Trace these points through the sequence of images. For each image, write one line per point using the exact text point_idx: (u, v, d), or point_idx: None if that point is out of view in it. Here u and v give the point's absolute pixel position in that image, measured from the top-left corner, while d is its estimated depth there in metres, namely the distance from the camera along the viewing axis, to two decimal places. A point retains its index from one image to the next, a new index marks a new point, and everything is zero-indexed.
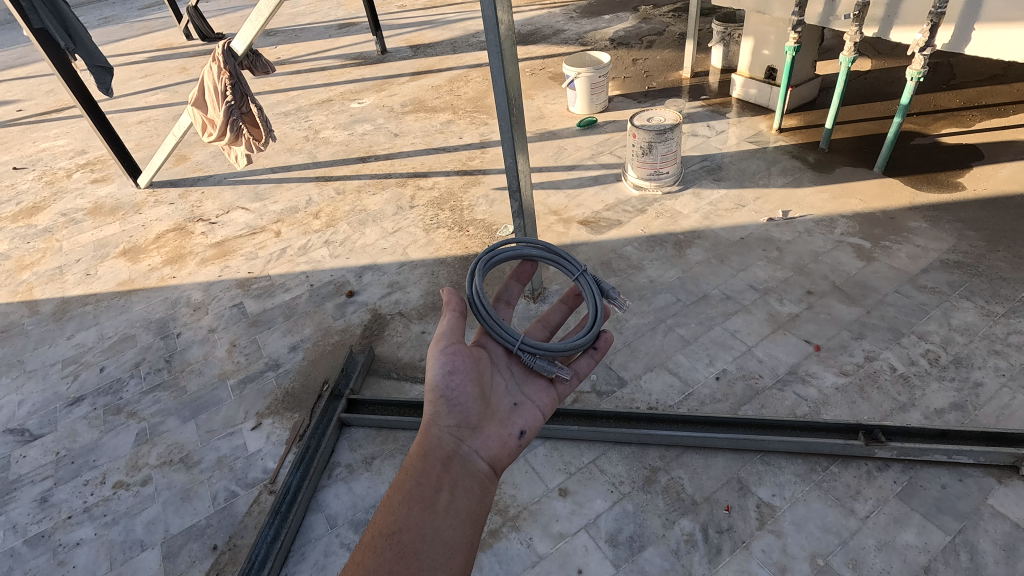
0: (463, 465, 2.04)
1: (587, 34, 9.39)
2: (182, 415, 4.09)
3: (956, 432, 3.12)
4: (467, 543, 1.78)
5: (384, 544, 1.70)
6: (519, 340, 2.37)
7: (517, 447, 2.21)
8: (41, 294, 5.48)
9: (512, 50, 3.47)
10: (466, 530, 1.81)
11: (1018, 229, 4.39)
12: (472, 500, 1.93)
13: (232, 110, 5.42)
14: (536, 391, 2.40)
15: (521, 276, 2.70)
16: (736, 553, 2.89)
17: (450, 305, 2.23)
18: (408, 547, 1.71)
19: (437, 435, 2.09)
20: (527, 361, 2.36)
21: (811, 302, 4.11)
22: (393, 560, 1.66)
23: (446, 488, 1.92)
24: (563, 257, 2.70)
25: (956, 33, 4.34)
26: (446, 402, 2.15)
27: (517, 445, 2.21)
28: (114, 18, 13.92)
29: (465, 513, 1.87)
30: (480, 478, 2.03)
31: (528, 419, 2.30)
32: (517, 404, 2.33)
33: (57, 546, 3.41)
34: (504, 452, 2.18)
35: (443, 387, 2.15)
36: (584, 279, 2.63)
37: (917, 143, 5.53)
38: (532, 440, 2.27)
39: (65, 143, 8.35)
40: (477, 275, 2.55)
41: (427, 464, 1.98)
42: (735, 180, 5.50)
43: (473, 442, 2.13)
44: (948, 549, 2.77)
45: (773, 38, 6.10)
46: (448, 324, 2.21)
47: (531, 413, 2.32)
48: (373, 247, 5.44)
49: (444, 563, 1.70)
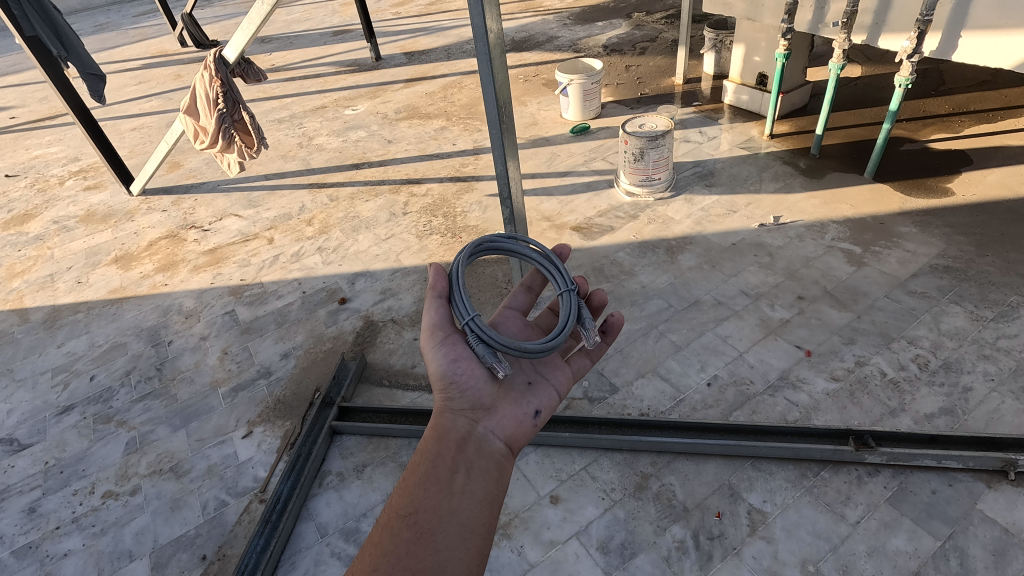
0: (479, 446, 1.97)
1: (581, 41, 9.45)
2: (173, 423, 4.07)
3: (945, 437, 3.14)
4: (484, 525, 1.71)
5: (400, 525, 1.64)
6: (470, 316, 2.19)
7: (532, 427, 2.15)
8: (32, 302, 5.45)
9: (502, 58, 3.48)
10: (483, 511, 1.73)
11: (1007, 234, 4.42)
12: (489, 480, 1.84)
13: (224, 117, 5.43)
14: (553, 370, 2.40)
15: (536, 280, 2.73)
16: (727, 560, 2.89)
17: (434, 288, 2.24)
18: (425, 528, 1.64)
19: (450, 418, 2.03)
20: (472, 344, 2.14)
21: (802, 308, 4.12)
22: (410, 542, 1.61)
23: (462, 470, 1.83)
24: (557, 270, 2.56)
25: (943, 40, 4.38)
26: (457, 387, 2.11)
27: (533, 424, 2.15)
28: (109, 25, 13.95)
29: (482, 494, 1.78)
30: (496, 458, 1.96)
31: (543, 400, 2.25)
32: (532, 383, 2.30)
33: (45, 557, 3.38)
34: (520, 432, 2.12)
35: (450, 374, 2.12)
36: (568, 296, 2.47)
37: (907, 149, 5.57)
38: (548, 420, 2.21)
39: (58, 151, 8.33)
40: (462, 257, 2.49)
41: (442, 446, 1.90)
42: (726, 186, 5.53)
43: (488, 422, 2.07)
44: (938, 554, 2.78)
45: (763, 45, 6.15)
46: (434, 311, 2.21)
47: (546, 393, 2.29)
48: (366, 254, 5.44)
49: (461, 544, 1.63)
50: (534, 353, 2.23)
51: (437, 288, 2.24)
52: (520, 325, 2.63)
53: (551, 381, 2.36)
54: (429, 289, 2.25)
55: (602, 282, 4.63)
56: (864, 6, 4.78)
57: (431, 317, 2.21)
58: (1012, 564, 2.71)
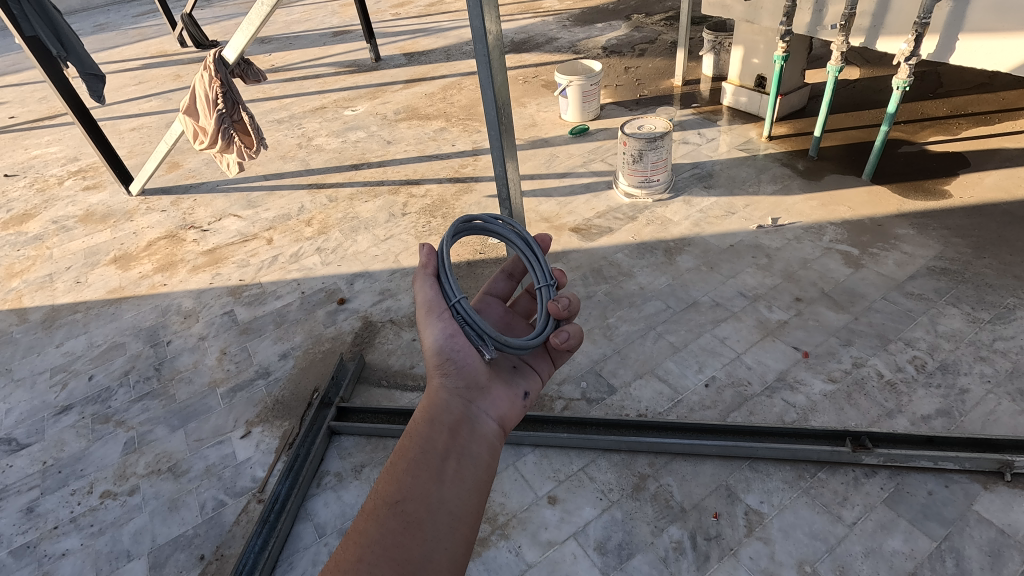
0: (472, 427, 1.94)
1: (580, 42, 9.47)
2: (171, 424, 4.07)
3: (942, 439, 3.15)
4: (473, 514, 1.67)
5: (387, 514, 1.58)
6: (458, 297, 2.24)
7: (522, 408, 2.18)
8: (31, 302, 5.45)
9: (501, 59, 3.49)
10: (473, 499, 1.69)
11: (1004, 236, 4.43)
12: (480, 467, 1.81)
13: (223, 117, 5.44)
14: (539, 359, 2.44)
15: (512, 272, 2.73)
16: (724, 561, 2.89)
17: (426, 266, 2.30)
18: (413, 517, 1.58)
19: (445, 398, 2.00)
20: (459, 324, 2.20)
21: (800, 309, 4.14)
22: (397, 532, 1.55)
23: (454, 455, 1.78)
24: (536, 261, 2.52)
25: (941, 43, 4.39)
26: (454, 363, 2.11)
27: (523, 406, 2.18)
28: (109, 25, 13.97)
29: (472, 482, 1.74)
30: (489, 438, 1.94)
31: (530, 383, 2.30)
32: (517, 367, 2.35)
33: (43, 556, 3.39)
34: (511, 412, 2.12)
35: (447, 350, 2.12)
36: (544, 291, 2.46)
37: (905, 151, 5.59)
38: (536, 402, 2.25)
39: (57, 150, 8.33)
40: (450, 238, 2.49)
41: (434, 429, 1.84)
42: (725, 187, 5.54)
43: (483, 403, 2.05)
44: (934, 555, 2.79)
45: (763, 47, 6.16)
46: (425, 289, 2.26)
47: (531, 377, 2.34)
48: (365, 254, 5.44)
49: (449, 534, 1.59)
50: (519, 348, 2.27)
51: (429, 268, 2.29)
52: (501, 312, 2.63)
53: (536, 369, 2.40)
54: (421, 267, 2.30)
55: (600, 283, 4.64)
56: (861, 8, 4.79)
57: (427, 295, 2.25)
58: (1008, 565, 2.72)
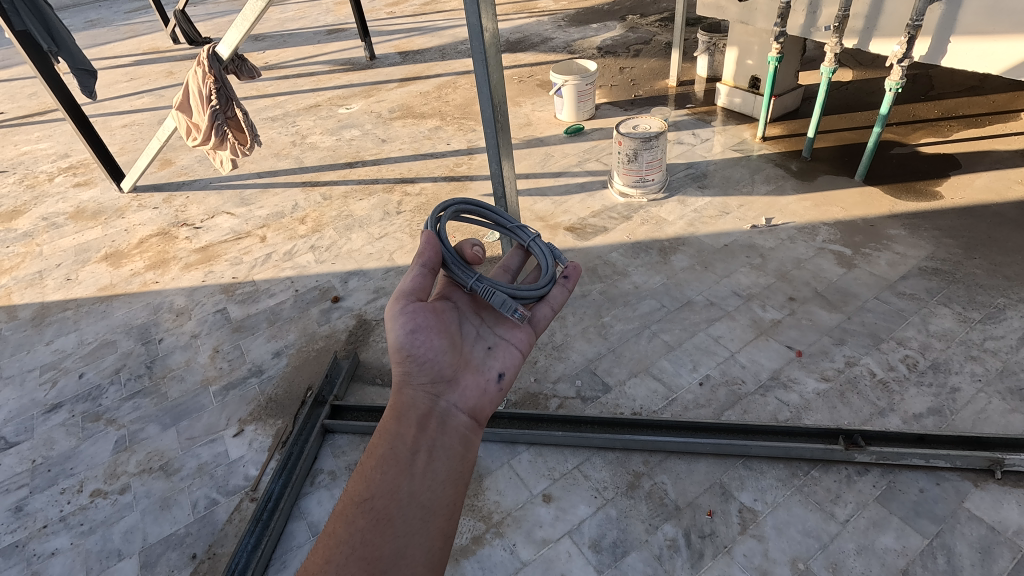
0: (441, 421, 2.02)
1: (575, 42, 9.48)
2: (162, 422, 4.04)
3: (933, 437, 3.19)
4: (448, 506, 1.75)
5: (356, 513, 1.66)
6: (534, 237, 2.75)
7: (496, 393, 2.24)
8: (20, 299, 5.40)
9: (496, 58, 3.46)
10: (446, 492, 1.78)
11: (994, 237, 4.47)
12: (452, 459, 1.89)
13: (217, 114, 5.35)
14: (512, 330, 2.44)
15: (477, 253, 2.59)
16: (719, 558, 2.90)
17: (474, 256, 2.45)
18: (382, 514, 1.67)
19: (411, 395, 2.06)
20: (540, 252, 2.71)
21: (793, 308, 4.16)
22: (366, 530, 1.63)
23: (424, 449, 1.87)
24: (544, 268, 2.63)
25: (933, 45, 4.44)
26: (417, 361, 2.12)
27: (496, 391, 2.24)
28: (100, 21, 13.80)
29: (444, 475, 1.83)
30: (461, 431, 2.02)
31: (505, 362, 2.33)
32: (492, 348, 2.36)
33: (32, 556, 3.35)
34: (483, 402, 2.18)
35: (409, 346, 2.11)
36: (479, 287, 2.33)
37: (896, 152, 5.64)
38: (511, 382, 2.31)
39: (47, 147, 8.25)
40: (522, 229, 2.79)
41: (403, 425, 1.93)
42: (719, 188, 5.56)
43: (451, 397, 2.12)
44: (926, 552, 2.81)
45: (757, 49, 6.17)
46: (412, 278, 2.18)
47: (508, 353, 2.36)
48: (359, 253, 5.43)
49: (422, 529, 1.68)
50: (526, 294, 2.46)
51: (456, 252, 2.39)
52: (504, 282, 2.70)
53: (501, 341, 2.40)
54: (416, 255, 2.21)
55: (596, 282, 4.65)
56: (855, 11, 4.81)
57: (407, 282, 2.19)
58: (998, 562, 2.74)
